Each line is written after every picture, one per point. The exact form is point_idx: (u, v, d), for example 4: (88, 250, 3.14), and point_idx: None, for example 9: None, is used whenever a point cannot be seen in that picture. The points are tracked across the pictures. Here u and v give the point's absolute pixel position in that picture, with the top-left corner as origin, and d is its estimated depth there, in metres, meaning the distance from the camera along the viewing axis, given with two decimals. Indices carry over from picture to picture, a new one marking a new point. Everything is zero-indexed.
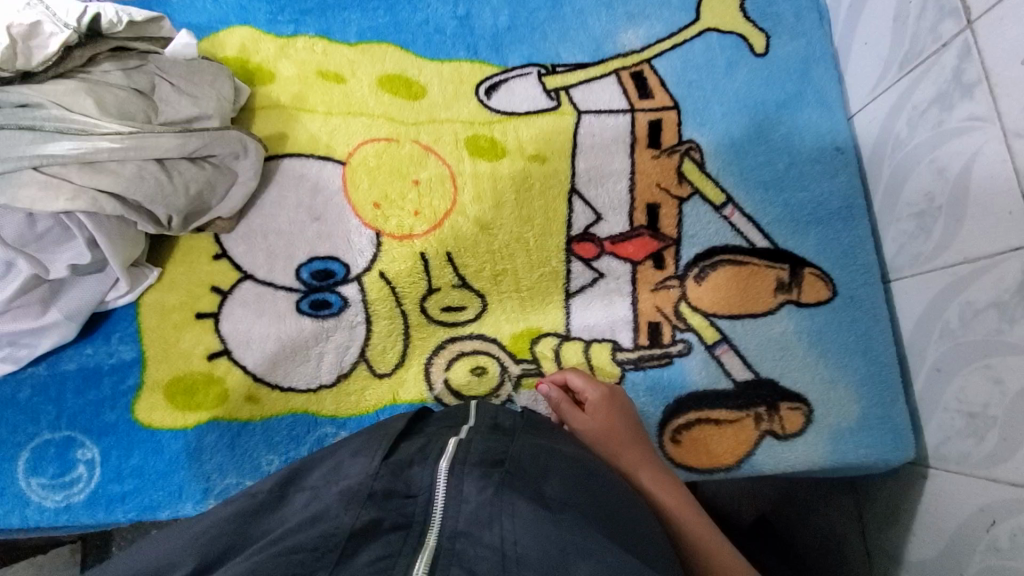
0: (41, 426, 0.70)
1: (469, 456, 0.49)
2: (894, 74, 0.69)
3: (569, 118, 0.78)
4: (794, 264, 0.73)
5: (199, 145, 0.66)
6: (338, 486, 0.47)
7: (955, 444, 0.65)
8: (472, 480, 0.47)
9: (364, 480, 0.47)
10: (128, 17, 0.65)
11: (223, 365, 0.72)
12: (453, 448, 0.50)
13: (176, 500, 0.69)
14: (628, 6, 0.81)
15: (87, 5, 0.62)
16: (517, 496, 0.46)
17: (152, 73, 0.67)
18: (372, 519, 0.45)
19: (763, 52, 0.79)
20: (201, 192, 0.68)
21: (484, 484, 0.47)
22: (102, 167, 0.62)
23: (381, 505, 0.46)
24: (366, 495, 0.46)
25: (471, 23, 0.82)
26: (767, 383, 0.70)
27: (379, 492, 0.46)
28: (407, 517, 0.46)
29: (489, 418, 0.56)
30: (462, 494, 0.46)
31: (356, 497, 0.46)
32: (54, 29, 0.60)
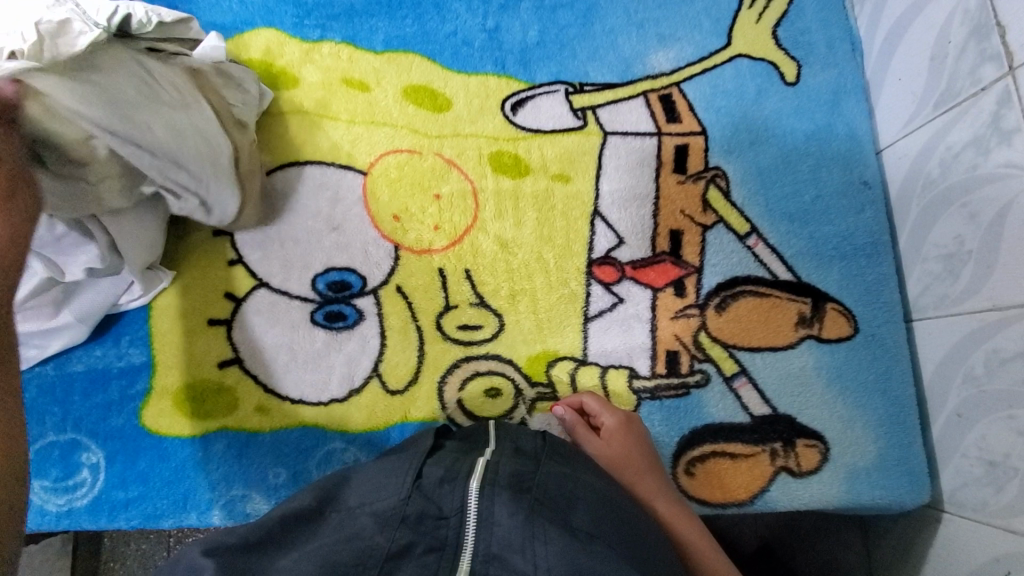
0: (46, 427, 0.69)
1: (497, 477, 0.48)
2: (928, 112, 0.69)
3: (594, 138, 0.77)
4: (816, 298, 0.72)
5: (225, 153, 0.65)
6: (370, 507, 0.47)
7: (972, 490, 0.64)
8: (502, 503, 0.46)
9: (395, 504, 0.46)
10: (157, 18, 0.59)
11: (235, 374, 0.71)
12: (482, 466, 0.49)
13: (181, 509, 0.68)
14: (659, 27, 0.80)
15: None
16: (550, 524, 0.45)
17: None
18: (405, 543, 0.44)
19: (794, 81, 0.78)
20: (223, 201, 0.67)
21: (515, 508, 0.46)
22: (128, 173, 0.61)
23: (414, 528, 0.45)
24: (398, 518, 0.45)
25: (500, 37, 0.81)
26: (783, 419, 0.69)
27: (411, 515, 0.46)
28: (440, 539, 0.45)
29: (509, 442, 0.53)
30: (494, 516, 0.45)
31: (389, 520, 0.45)
32: None
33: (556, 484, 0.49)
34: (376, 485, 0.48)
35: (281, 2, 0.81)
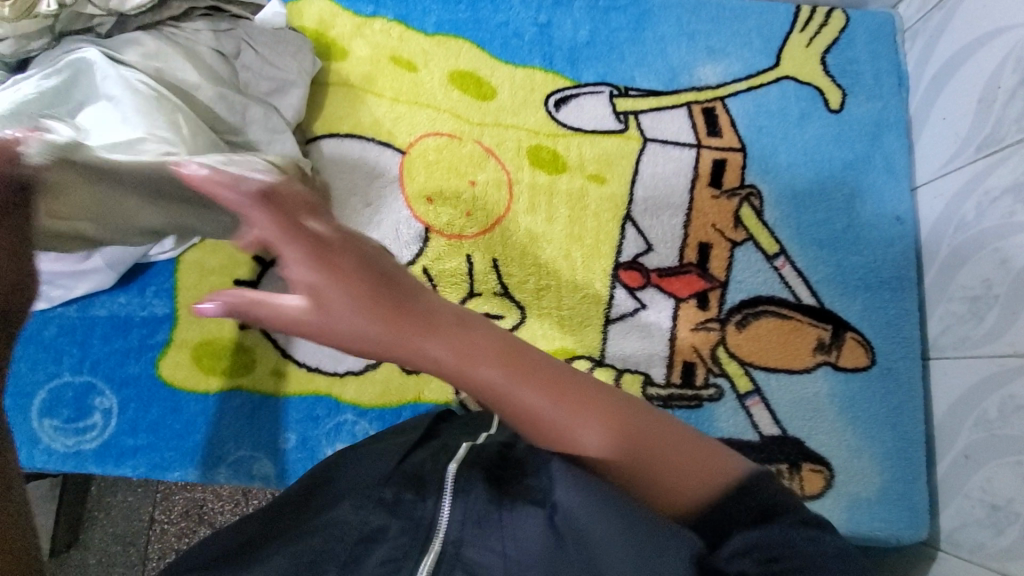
0: (63, 367, 0.70)
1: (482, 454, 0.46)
2: (970, 154, 0.69)
3: (634, 143, 0.77)
4: (836, 326, 0.73)
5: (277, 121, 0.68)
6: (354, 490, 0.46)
7: (971, 532, 0.64)
8: (479, 497, 0.43)
9: (375, 483, 0.45)
10: None
11: (254, 336, 0.71)
12: (463, 453, 0.46)
13: (188, 463, 0.68)
14: (710, 40, 0.81)
15: None
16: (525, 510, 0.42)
17: (240, 38, 0.68)
18: (379, 526, 0.43)
19: (837, 109, 0.79)
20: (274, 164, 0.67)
21: (492, 506, 0.43)
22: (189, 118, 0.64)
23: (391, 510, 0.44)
24: (375, 501, 0.44)
25: (551, 32, 0.81)
26: (791, 441, 0.70)
27: (388, 497, 0.44)
28: (415, 521, 0.43)
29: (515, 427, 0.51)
30: (469, 500, 0.43)
31: (367, 503, 0.44)
32: None
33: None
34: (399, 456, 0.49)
35: None
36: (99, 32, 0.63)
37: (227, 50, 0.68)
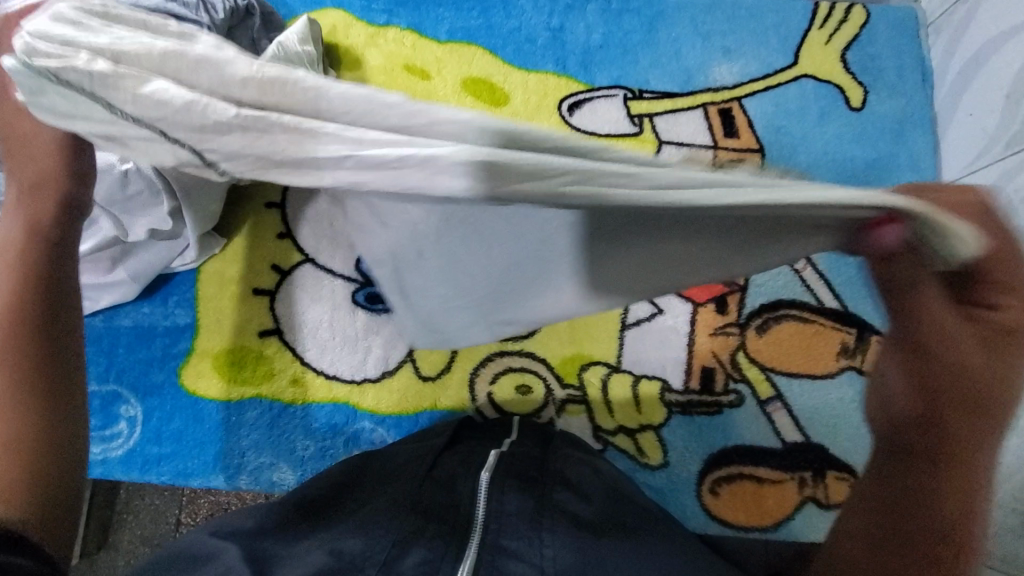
0: (90, 377, 0.71)
1: (507, 471, 0.53)
2: (999, 151, 0.66)
3: (650, 146, 0.77)
4: (861, 329, 0.71)
5: None
6: (387, 498, 0.51)
7: None
8: (513, 497, 0.50)
9: (411, 492, 0.51)
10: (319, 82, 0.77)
11: (274, 345, 0.72)
12: (494, 462, 0.54)
13: (210, 471, 0.70)
14: (725, 40, 0.80)
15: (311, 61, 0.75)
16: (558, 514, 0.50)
17: None
18: (416, 527, 0.47)
19: (858, 107, 0.77)
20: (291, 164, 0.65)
21: (526, 498, 0.51)
22: None
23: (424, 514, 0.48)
24: (410, 506, 0.49)
25: (563, 37, 0.81)
26: (814, 449, 0.68)
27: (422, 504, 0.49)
28: (451, 523, 0.48)
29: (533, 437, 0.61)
30: (502, 505, 0.49)
31: (401, 508, 0.49)
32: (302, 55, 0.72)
33: (571, 473, 0.56)
34: None
35: None
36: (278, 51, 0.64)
37: None
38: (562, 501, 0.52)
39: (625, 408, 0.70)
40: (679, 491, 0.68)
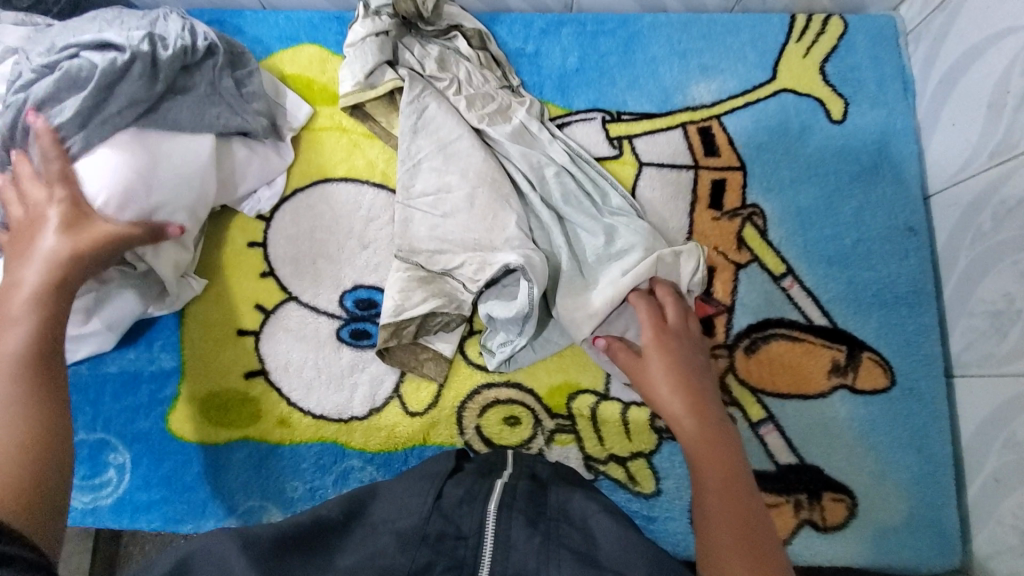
0: (78, 425, 0.72)
1: (514, 500, 0.49)
2: (982, 161, 0.65)
3: (630, 168, 0.77)
4: (852, 346, 0.70)
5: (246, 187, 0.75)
6: (393, 525, 0.47)
7: (1010, 562, 0.60)
8: (518, 526, 0.47)
9: (416, 521, 0.46)
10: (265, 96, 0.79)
11: (260, 386, 0.72)
12: (501, 491, 0.50)
13: (200, 515, 0.69)
14: (702, 57, 0.79)
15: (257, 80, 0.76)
16: (563, 548, 0.46)
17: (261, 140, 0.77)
18: (427, 562, 0.45)
19: (839, 119, 0.76)
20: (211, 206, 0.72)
21: (531, 531, 0.47)
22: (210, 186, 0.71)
23: (434, 547, 0.46)
24: (419, 538, 0.46)
25: (539, 61, 0.81)
26: (810, 469, 0.67)
27: (432, 535, 0.46)
28: (458, 560, 0.46)
29: (528, 468, 0.56)
30: (510, 539, 0.47)
31: (410, 540, 0.45)
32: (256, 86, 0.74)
33: (575, 506, 0.50)
34: (414, 497, 0.48)
35: (325, 19, 0.82)
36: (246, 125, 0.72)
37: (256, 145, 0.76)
38: (567, 535, 0.47)
39: (616, 434, 0.69)
40: (674, 518, 0.67)
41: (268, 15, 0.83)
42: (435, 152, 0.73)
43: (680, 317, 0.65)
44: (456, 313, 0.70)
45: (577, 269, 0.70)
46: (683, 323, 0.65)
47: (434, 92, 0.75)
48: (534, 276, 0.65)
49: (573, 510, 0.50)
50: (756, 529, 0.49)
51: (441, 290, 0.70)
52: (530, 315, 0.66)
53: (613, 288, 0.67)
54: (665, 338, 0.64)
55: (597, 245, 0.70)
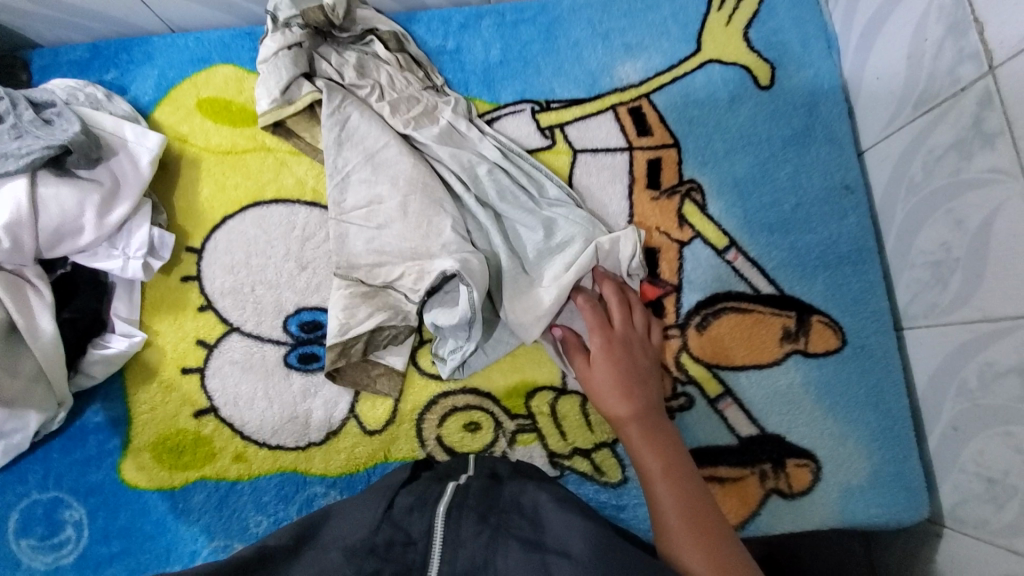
0: (29, 486, 0.69)
1: (465, 500, 0.50)
2: (908, 113, 0.65)
3: (564, 156, 0.75)
4: (801, 311, 0.70)
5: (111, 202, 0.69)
6: (342, 542, 0.48)
7: (973, 507, 0.60)
8: (468, 523, 0.48)
9: (365, 535, 0.48)
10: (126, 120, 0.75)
11: (211, 423, 0.70)
12: (450, 492, 0.50)
13: (164, 563, 0.67)
14: (625, 36, 0.78)
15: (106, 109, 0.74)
16: (510, 538, 0.47)
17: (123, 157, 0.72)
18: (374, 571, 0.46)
19: (768, 85, 0.75)
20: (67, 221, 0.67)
21: (481, 527, 0.48)
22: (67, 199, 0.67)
23: (382, 556, 0.46)
24: (367, 549, 0.47)
25: (461, 57, 0.79)
26: (771, 439, 0.67)
27: (380, 545, 0.47)
28: (407, 564, 0.46)
29: (487, 468, 0.58)
30: (457, 539, 0.47)
31: (358, 552, 0.47)
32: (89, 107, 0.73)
33: (527, 499, 0.51)
34: (363, 510, 0.50)
35: (236, 36, 0.79)
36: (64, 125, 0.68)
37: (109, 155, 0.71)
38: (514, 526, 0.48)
39: (578, 427, 0.69)
40: (644, 503, 0.67)
41: (176, 39, 0.79)
42: (363, 163, 0.71)
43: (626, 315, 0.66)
44: (403, 325, 0.68)
45: (517, 264, 0.69)
46: (628, 323, 0.65)
47: (355, 100, 0.73)
48: (473, 281, 0.64)
49: (525, 503, 0.50)
50: (713, 523, 0.52)
51: (385, 304, 0.68)
52: (475, 320, 0.65)
53: (558, 282, 0.66)
54: (613, 341, 0.64)
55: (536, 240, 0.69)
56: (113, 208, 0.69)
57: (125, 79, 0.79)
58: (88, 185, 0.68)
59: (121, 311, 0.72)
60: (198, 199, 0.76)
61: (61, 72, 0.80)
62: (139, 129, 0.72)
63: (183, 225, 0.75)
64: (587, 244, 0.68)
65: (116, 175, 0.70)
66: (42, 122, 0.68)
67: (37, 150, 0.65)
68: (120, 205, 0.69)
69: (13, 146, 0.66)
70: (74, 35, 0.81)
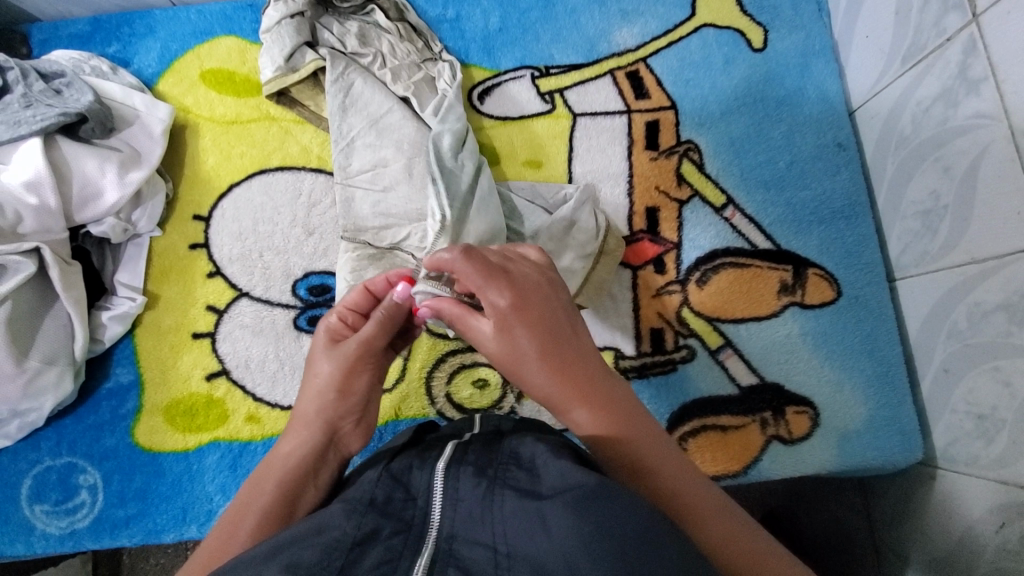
0: (42, 452, 0.70)
1: (466, 456, 0.42)
2: (897, 68, 0.67)
3: (565, 120, 0.77)
4: (797, 265, 0.72)
5: (124, 165, 0.70)
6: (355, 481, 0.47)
7: (963, 445, 0.62)
8: (466, 478, 0.40)
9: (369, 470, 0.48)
10: (137, 85, 0.76)
11: (223, 386, 0.71)
12: (449, 451, 0.43)
13: (181, 523, 0.68)
14: (622, 3, 0.80)
15: (117, 76, 0.76)
16: (508, 490, 0.38)
17: (134, 123, 0.73)
18: (372, 528, 0.37)
19: (761, 47, 0.77)
20: (88, 190, 0.67)
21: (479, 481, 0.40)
22: (81, 166, 0.68)
23: (381, 511, 0.38)
24: (365, 503, 0.38)
25: (461, 26, 0.80)
26: (771, 388, 0.70)
27: (380, 498, 0.39)
28: (407, 522, 0.38)
29: None
30: (457, 492, 0.39)
31: (357, 507, 0.38)
32: (100, 75, 0.75)
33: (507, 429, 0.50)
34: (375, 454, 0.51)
35: (238, 8, 0.80)
36: (74, 92, 0.69)
37: (122, 123, 0.72)
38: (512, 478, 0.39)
39: None
40: None
41: (178, 12, 0.80)
42: (367, 128, 0.72)
43: (507, 316, 0.46)
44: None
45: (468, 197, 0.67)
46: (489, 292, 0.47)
47: (358, 68, 0.74)
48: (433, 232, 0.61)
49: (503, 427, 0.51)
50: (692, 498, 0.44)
51: (392, 265, 0.69)
52: None
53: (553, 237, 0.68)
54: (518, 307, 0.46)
55: (472, 176, 0.68)
56: (127, 168, 0.70)
57: (127, 51, 0.80)
58: (107, 150, 0.69)
59: (125, 278, 0.73)
60: (204, 168, 0.77)
61: (62, 45, 0.80)
62: (150, 99, 0.73)
63: (191, 195, 0.76)
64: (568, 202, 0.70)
65: (128, 142, 0.72)
66: (53, 92, 0.69)
67: (53, 116, 0.66)
68: (138, 169, 0.70)
69: (26, 113, 0.66)
70: (76, 9, 0.81)
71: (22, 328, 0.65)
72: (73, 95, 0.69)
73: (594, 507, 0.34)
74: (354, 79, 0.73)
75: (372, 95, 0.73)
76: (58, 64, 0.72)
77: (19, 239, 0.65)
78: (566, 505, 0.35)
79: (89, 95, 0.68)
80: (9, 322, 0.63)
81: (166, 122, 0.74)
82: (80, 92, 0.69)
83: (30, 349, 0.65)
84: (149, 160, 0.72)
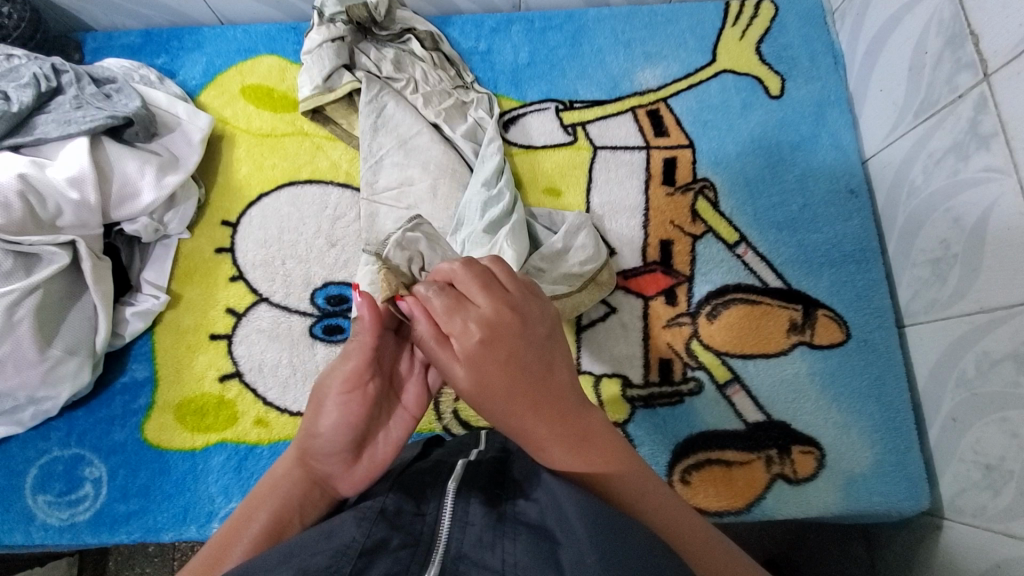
0: (51, 442, 0.71)
1: (474, 477, 0.41)
2: (909, 121, 0.69)
3: (585, 152, 0.80)
4: (806, 305, 0.73)
5: (161, 169, 0.73)
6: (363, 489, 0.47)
7: (971, 496, 0.61)
8: (477, 502, 0.38)
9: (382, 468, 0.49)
10: (182, 95, 0.81)
11: (235, 388, 0.72)
12: (459, 471, 0.41)
13: (180, 523, 0.67)
14: (646, 46, 0.84)
15: (164, 85, 0.80)
16: (519, 523, 0.37)
17: (175, 131, 0.76)
18: (381, 540, 0.35)
19: (778, 95, 0.80)
20: (126, 190, 0.70)
21: (490, 507, 0.38)
22: (121, 166, 0.71)
23: (390, 523, 0.36)
24: (376, 515, 0.37)
25: (492, 58, 0.84)
26: (777, 425, 0.70)
27: (389, 510, 0.37)
28: (415, 538, 0.36)
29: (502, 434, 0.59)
30: (466, 516, 0.37)
31: (366, 519, 0.37)
32: (148, 83, 0.79)
33: None
34: None
35: (283, 30, 0.85)
36: (123, 98, 0.73)
37: (164, 130, 0.76)
38: (521, 511, 0.38)
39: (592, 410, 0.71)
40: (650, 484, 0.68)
41: (225, 30, 0.85)
42: (396, 148, 0.75)
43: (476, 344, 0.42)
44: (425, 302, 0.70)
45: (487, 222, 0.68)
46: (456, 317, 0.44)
47: (391, 91, 0.78)
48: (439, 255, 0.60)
49: None
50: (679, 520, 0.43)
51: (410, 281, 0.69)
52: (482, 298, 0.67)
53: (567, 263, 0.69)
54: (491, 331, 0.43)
55: (508, 206, 0.70)
56: (165, 172, 0.73)
57: (174, 64, 0.84)
58: (148, 154, 0.72)
59: (151, 276, 0.75)
60: (236, 177, 0.80)
61: (113, 54, 0.85)
62: (192, 109, 0.77)
63: (221, 201, 0.79)
64: (560, 231, 0.72)
65: (169, 148, 0.75)
66: (103, 96, 0.73)
67: (102, 119, 0.69)
68: (175, 173, 0.73)
69: (76, 114, 0.70)
70: (130, 22, 0.86)
71: (48, 318, 0.66)
72: (122, 100, 0.73)
73: (609, 538, 0.34)
74: (390, 101, 0.77)
75: (404, 118, 0.77)
76: (110, 71, 0.76)
77: (56, 230, 0.68)
78: (580, 536, 0.34)
79: (137, 102, 0.72)
80: (38, 310, 0.65)
81: (205, 131, 0.77)
82: (129, 98, 0.73)
83: (53, 337, 0.66)
84: (186, 166, 0.75)
